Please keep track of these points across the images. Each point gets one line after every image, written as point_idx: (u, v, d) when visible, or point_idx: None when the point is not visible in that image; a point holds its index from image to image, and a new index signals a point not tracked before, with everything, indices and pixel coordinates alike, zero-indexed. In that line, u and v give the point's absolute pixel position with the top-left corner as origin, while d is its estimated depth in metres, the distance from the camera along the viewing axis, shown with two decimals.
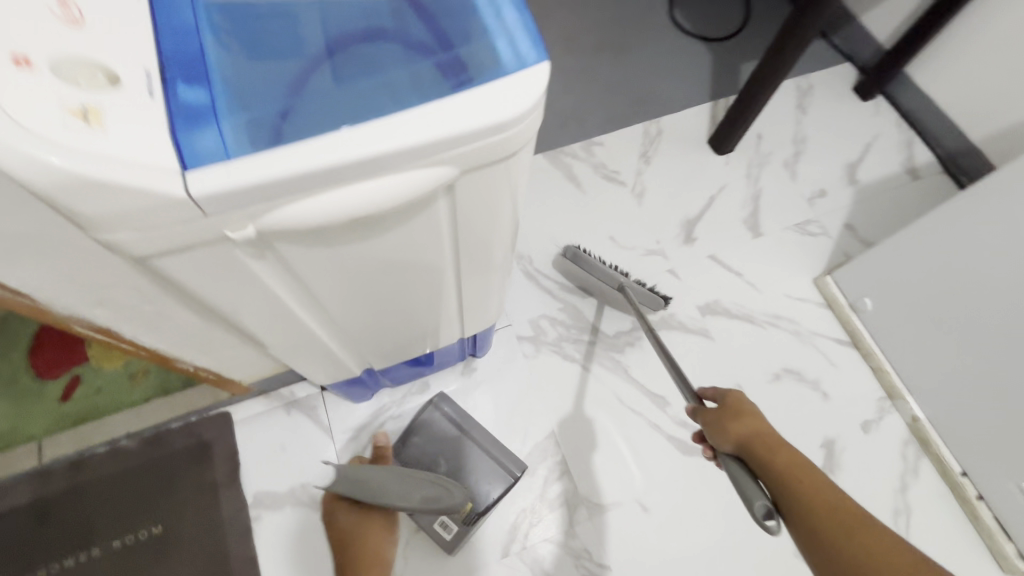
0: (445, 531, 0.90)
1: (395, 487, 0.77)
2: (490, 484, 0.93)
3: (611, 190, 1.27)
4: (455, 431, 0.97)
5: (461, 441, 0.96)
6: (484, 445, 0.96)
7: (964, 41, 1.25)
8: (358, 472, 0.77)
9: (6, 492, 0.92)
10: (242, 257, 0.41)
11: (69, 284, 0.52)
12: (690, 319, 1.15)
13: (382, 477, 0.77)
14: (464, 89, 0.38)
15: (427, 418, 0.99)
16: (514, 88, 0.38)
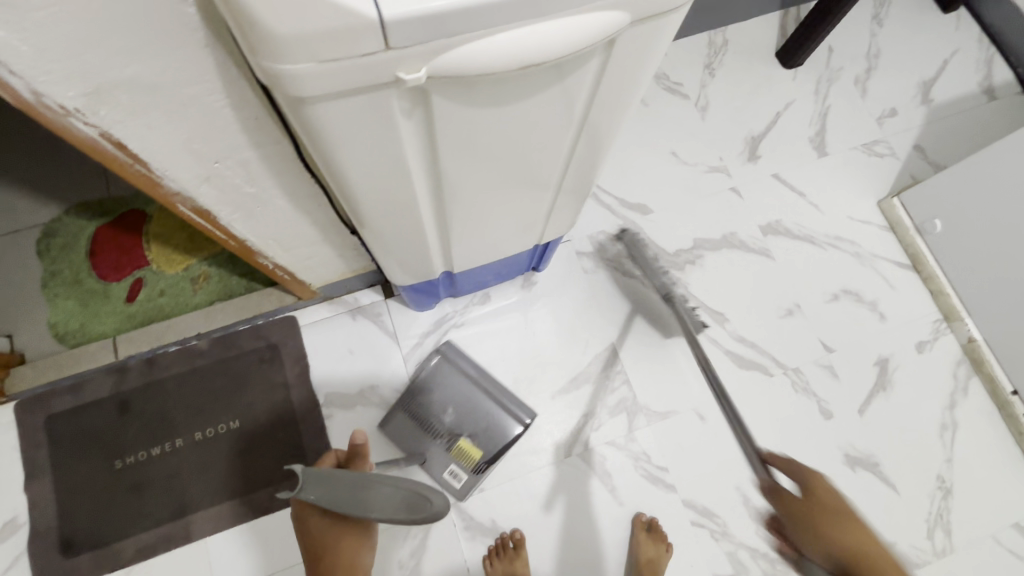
0: (455, 479, 0.93)
1: (380, 495, 0.64)
2: (500, 433, 0.95)
3: (673, 104, 1.22)
4: (465, 379, 0.97)
5: (471, 389, 0.97)
6: (495, 395, 0.97)
7: None
8: (329, 476, 0.60)
9: (89, 385, 0.95)
10: (398, 109, 0.39)
11: (185, 157, 0.50)
12: (751, 238, 1.14)
13: (361, 483, 0.62)
14: None
15: (437, 369, 0.98)
16: None
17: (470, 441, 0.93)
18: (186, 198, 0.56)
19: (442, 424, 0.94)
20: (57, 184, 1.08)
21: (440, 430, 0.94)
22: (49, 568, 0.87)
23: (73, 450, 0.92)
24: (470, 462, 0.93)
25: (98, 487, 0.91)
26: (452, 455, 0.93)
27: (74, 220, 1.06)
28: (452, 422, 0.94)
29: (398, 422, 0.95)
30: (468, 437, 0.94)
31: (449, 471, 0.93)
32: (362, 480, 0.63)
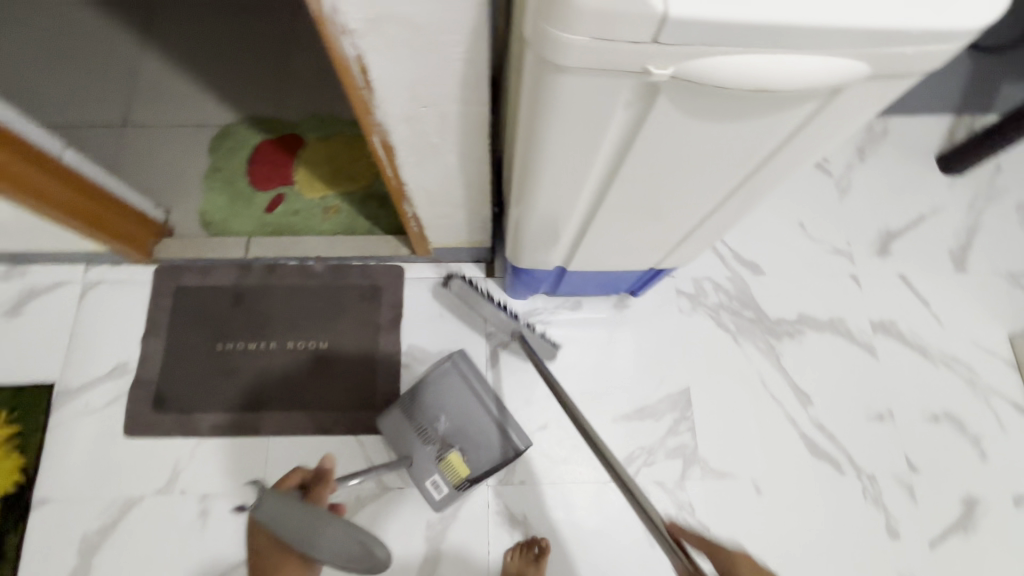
0: (435, 490, 0.93)
1: (329, 536, 0.61)
2: (492, 453, 0.95)
3: (814, 177, 1.20)
4: (467, 392, 0.96)
5: (470, 404, 0.96)
6: (493, 414, 0.96)
7: None
8: (283, 501, 0.61)
9: (216, 271, 1.06)
10: (624, 97, 0.42)
11: (402, 95, 0.56)
12: (859, 331, 1.09)
13: (315, 519, 0.61)
14: None
15: (441, 375, 0.97)
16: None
17: (460, 457, 0.93)
18: (382, 130, 0.63)
19: (436, 430, 0.94)
20: (242, 95, 1.22)
21: (434, 436, 0.94)
22: (140, 415, 0.97)
23: (187, 321, 1.03)
24: (455, 477, 0.93)
25: (197, 360, 1.00)
26: (439, 466, 0.93)
27: (245, 128, 1.20)
28: (447, 432, 0.94)
29: (393, 418, 0.94)
30: (459, 450, 0.94)
31: (431, 481, 0.93)
32: (314, 515, 0.61)
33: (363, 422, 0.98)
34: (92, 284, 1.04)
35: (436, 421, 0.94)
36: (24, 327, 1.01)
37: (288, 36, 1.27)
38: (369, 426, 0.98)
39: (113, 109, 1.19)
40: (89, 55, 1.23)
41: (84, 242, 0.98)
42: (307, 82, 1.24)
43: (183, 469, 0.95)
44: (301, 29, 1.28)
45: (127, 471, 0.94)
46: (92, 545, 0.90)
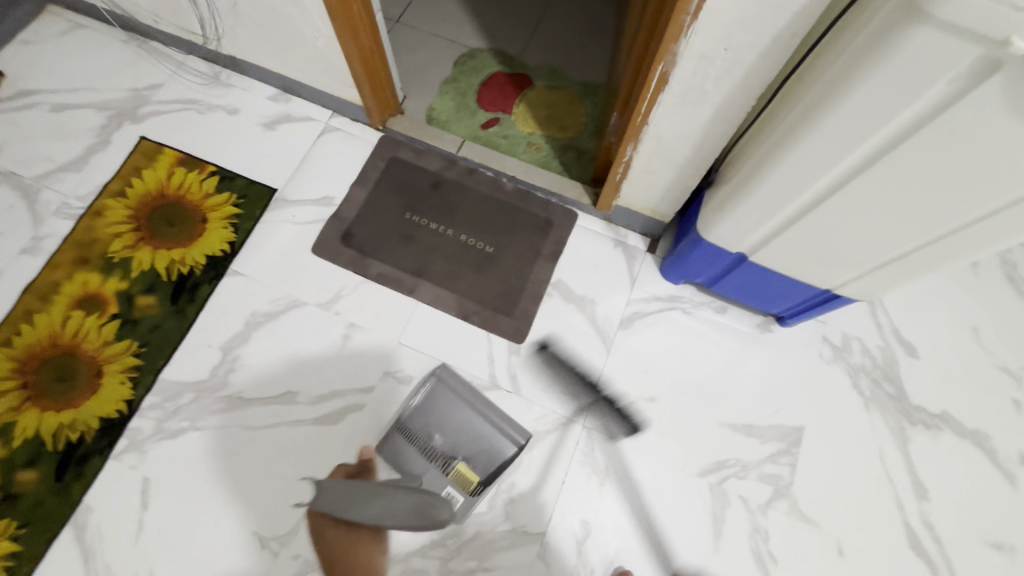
0: (451, 501, 0.90)
1: (387, 502, 0.74)
2: (500, 456, 0.92)
3: (1005, 290, 1.15)
4: (457, 400, 0.95)
5: (464, 414, 0.94)
6: (488, 415, 0.94)
7: None
8: (332, 488, 0.73)
9: (427, 156, 1.21)
10: (958, 69, 0.49)
11: (716, 32, 0.65)
12: (1004, 454, 1.02)
13: (372, 492, 0.74)
14: None
15: (425, 395, 0.96)
16: None
17: (466, 465, 0.91)
18: (672, 61, 0.71)
19: (435, 447, 0.93)
20: (496, 30, 1.39)
21: (435, 453, 0.93)
22: (328, 240, 1.12)
23: (389, 184, 1.18)
24: (467, 484, 0.91)
25: (387, 217, 1.15)
26: (448, 478, 0.90)
27: (489, 56, 1.36)
28: (445, 446, 0.93)
29: (392, 450, 0.95)
30: (459, 458, 0.92)
31: (445, 492, 0.90)
32: (365, 490, 0.74)
33: (497, 325, 1.07)
34: (330, 128, 1.23)
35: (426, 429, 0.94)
36: (270, 140, 1.21)
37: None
38: (501, 331, 1.07)
39: (394, 6, 1.41)
40: None
41: (347, 91, 1.16)
42: (552, 38, 1.39)
43: (344, 296, 1.08)
44: None
45: (302, 279, 1.09)
46: (254, 323, 1.05)
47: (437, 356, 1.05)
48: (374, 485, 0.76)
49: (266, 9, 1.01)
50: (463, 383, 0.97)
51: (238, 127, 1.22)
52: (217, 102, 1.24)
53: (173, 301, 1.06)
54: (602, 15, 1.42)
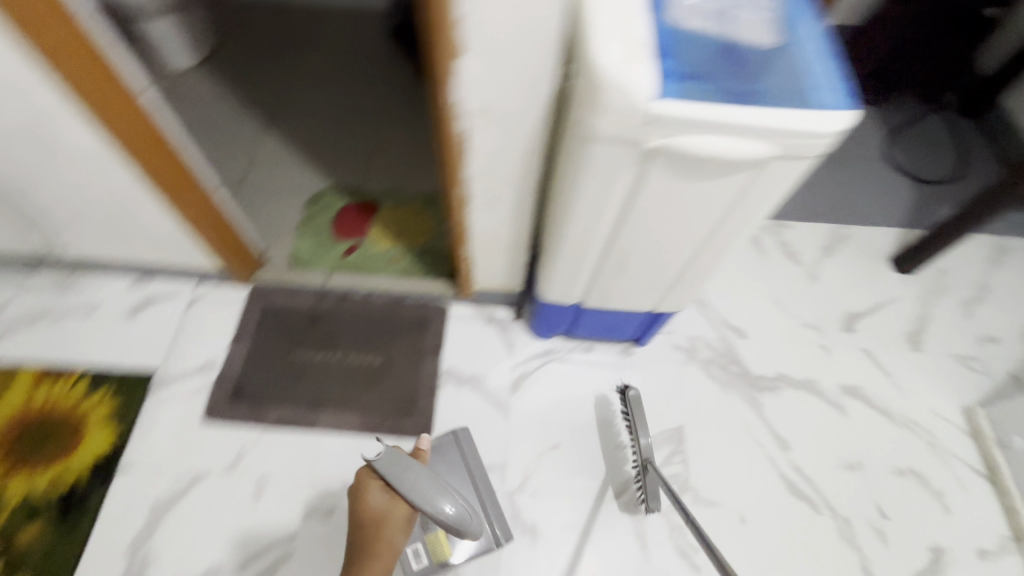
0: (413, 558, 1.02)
1: (431, 494, 0.85)
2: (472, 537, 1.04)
3: (789, 263, 1.47)
4: (463, 471, 1.09)
5: (468, 484, 1.09)
6: (483, 499, 1.07)
7: None
8: (394, 459, 0.86)
9: (298, 295, 1.31)
10: (631, 160, 0.70)
11: (486, 158, 0.85)
12: (830, 391, 1.27)
13: (425, 480, 0.86)
14: (808, 108, 0.65)
15: (445, 456, 1.10)
16: (832, 117, 0.65)
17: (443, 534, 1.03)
18: (463, 183, 0.91)
19: None
20: (335, 169, 1.57)
21: None
22: (219, 402, 1.15)
23: (268, 332, 1.25)
24: (436, 555, 1.02)
25: (272, 362, 1.21)
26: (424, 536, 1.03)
27: (333, 194, 1.52)
28: None
29: None
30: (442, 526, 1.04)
31: (413, 549, 1.03)
32: (424, 477, 0.86)
33: (403, 428, 1.15)
34: (197, 297, 1.28)
35: (645, 438, 1.02)
36: (138, 324, 1.24)
37: (376, 130, 1.65)
38: (407, 432, 1.15)
39: (234, 171, 1.54)
40: (224, 133, 1.61)
41: (206, 260, 1.24)
42: (387, 164, 1.59)
43: (248, 451, 1.11)
44: (387, 126, 1.66)
45: (201, 449, 1.10)
46: (159, 510, 1.04)
47: (355, 476, 1.10)
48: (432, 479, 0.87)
49: (108, 214, 1.09)
50: (479, 459, 1.11)
51: (100, 323, 1.23)
52: (73, 304, 1.25)
53: (60, 521, 1.02)
54: (424, 135, 1.66)
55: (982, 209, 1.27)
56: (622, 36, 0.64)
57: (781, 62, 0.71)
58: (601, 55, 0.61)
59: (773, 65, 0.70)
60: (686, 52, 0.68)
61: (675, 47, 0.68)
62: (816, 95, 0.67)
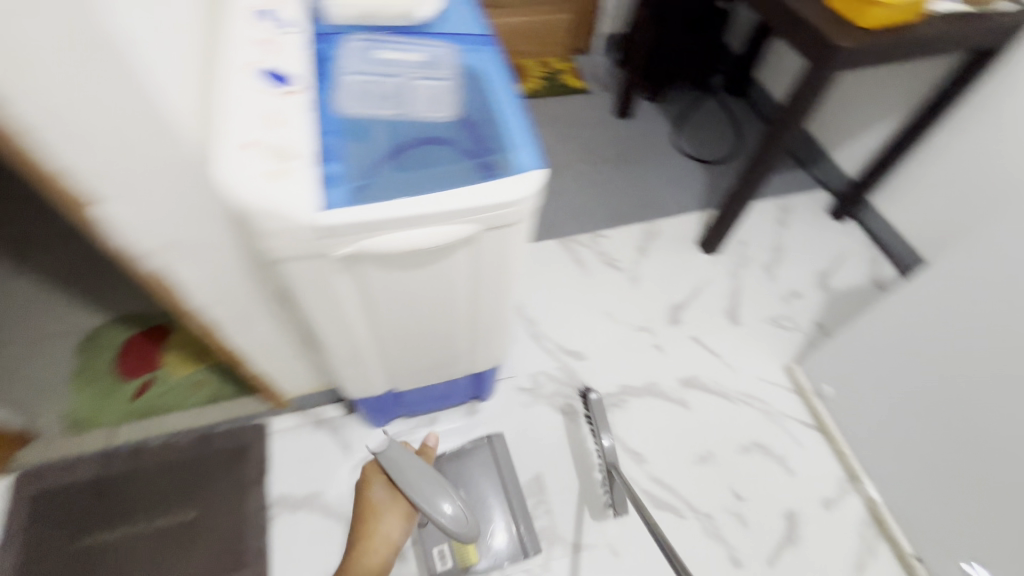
0: (439, 559, 1.06)
1: (427, 492, 0.82)
2: (503, 537, 1.09)
3: (610, 273, 1.52)
4: (495, 474, 1.15)
5: (496, 487, 1.14)
6: (511, 506, 1.12)
7: (927, 171, 1.46)
8: (397, 455, 0.85)
9: (77, 466, 1.10)
10: (336, 267, 0.64)
11: (205, 287, 0.75)
12: (671, 389, 1.31)
13: (422, 477, 0.83)
14: (493, 178, 0.63)
15: (473, 453, 1.17)
16: (520, 181, 0.63)
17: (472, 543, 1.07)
18: (195, 315, 0.80)
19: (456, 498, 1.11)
20: (111, 297, 1.36)
21: None
22: None
23: (45, 525, 1.04)
24: (463, 560, 1.06)
25: (55, 562, 1.01)
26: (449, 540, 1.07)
27: (112, 326, 1.31)
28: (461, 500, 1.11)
29: None
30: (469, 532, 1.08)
31: (439, 551, 1.07)
32: (425, 475, 0.84)
33: None
34: None
35: (606, 440, 1.02)
36: None
37: None
38: None
39: None
40: None
41: None
42: None
43: None
44: None
45: None
46: None
47: None
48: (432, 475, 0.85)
49: None
50: (509, 462, 1.17)
51: None
52: None
53: None
54: None
55: (744, 191, 1.38)
56: (268, 148, 0.57)
57: (464, 136, 0.70)
58: (240, 180, 0.55)
59: (456, 141, 0.70)
60: (358, 148, 0.64)
61: (344, 144, 0.64)
62: (504, 160, 0.66)
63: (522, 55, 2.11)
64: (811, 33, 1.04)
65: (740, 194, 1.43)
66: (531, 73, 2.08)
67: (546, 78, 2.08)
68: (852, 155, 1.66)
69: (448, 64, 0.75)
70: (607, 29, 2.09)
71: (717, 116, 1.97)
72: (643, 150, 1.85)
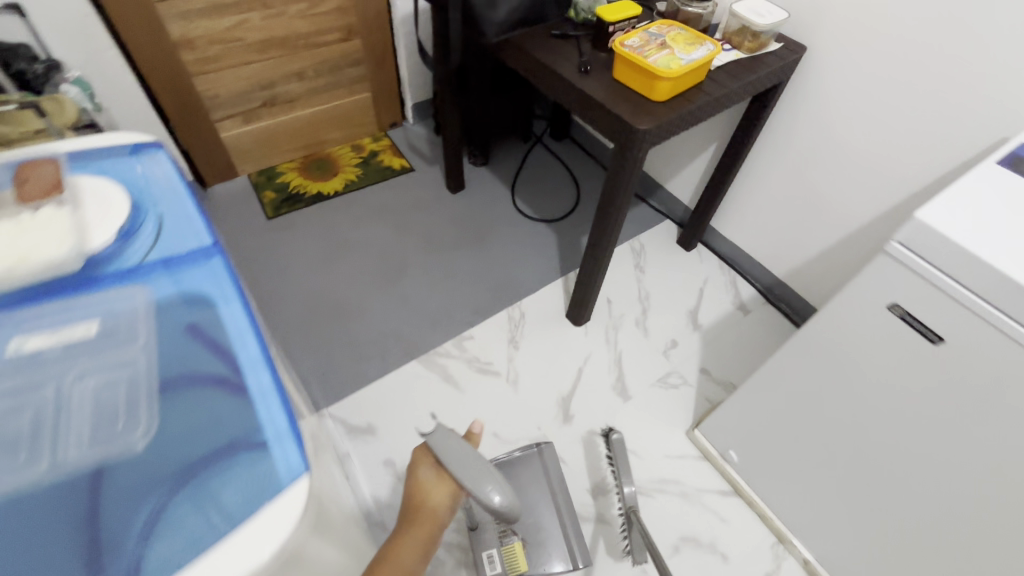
0: (488, 563, 1.05)
1: (481, 477, 0.65)
2: (553, 559, 1.07)
3: (486, 380, 1.35)
4: (543, 479, 1.14)
5: (546, 491, 1.13)
6: (562, 516, 1.11)
7: (750, 194, 1.48)
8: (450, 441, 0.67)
9: None
10: None
11: None
12: (583, 505, 1.18)
13: (472, 467, 0.65)
14: (220, 542, 0.35)
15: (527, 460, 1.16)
16: (269, 520, 0.35)
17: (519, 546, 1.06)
18: None
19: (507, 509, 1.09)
20: None
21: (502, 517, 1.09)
22: None
23: None
24: (512, 568, 1.04)
25: None
26: (500, 547, 1.06)
27: None
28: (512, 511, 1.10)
29: None
30: (520, 538, 1.07)
31: (487, 556, 1.06)
32: (474, 462, 0.66)
33: None
34: None
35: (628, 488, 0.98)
36: None
37: None
38: None
39: None
40: None
41: None
42: None
43: None
44: None
45: None
46: None
47: None
48: (480, 461, 0.66)
49: None
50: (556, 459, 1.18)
51: None
52: None
53: None
54: None
55: (592, 271, 1.26)
56: None
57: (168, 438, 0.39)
58: None
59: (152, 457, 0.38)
60: None
61: None
62: (237, 479, 0.37)
63: (328, 144, 1.86)
64: (610, 116, 0.95)
65: (590, 276, 1.30)
66: (345, 162, 1.85)
67: (362, 163, 1.85)
68: (682, 183, 1.66)
69: (132, 323, 0.45)
70: (412, 97, 1.92)
71: (550, 162, 1.90)
72: (486, 221, 1.71)
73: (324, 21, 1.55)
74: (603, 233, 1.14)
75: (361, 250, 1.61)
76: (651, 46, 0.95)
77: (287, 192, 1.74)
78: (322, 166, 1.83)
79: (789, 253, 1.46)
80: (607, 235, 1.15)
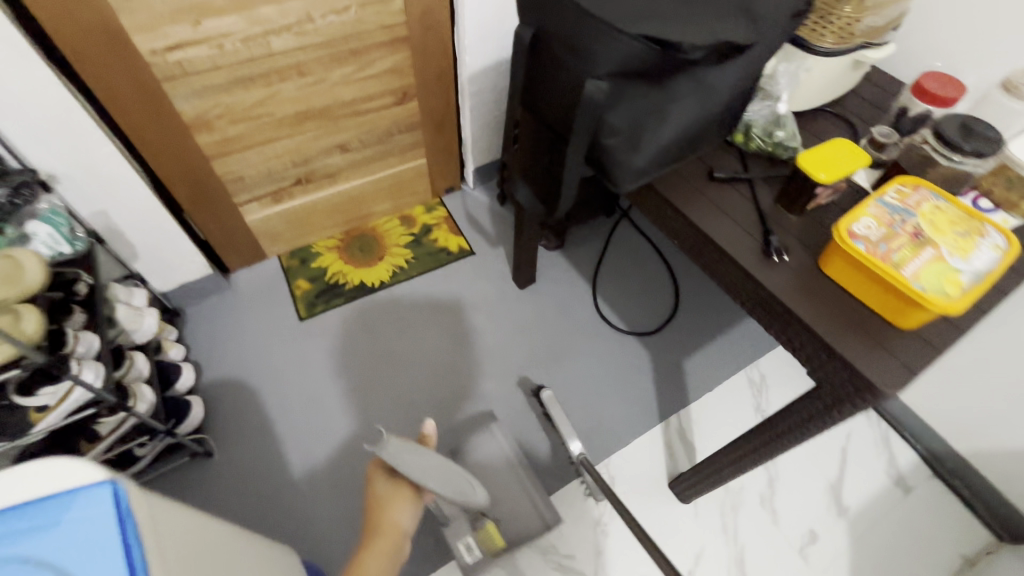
0: (468, 553, 1.02)
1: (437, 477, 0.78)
2: (526, 524, 1.07)
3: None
4: (501, 458, 1.13)
5: (506, 466, 1.13)
6: (530, 488, 1.10)
7: None
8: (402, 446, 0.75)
9: None
10: None
11: None
12: None
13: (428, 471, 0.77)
14: None
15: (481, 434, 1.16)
16: None
17: (494, 525, 1.03)
18: None
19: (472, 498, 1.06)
20: None
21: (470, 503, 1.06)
22: None
23: None
24: (491, 546, 1.03)
25: None
26: (475, 532, 1.03)
27: None
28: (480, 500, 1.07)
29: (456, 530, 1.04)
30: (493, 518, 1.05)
31: (463, 544, 1.03)
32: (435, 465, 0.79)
33: None
34: None
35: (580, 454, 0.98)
36: None
37: None
38: None
39: None
40: None
41: None
42: None
43: None
44: None
45: None
46: None
47: None
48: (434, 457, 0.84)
49: None
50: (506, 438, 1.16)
51: None
52: None
53: None
54: None
55: (723, 468, 0.91)
56: None
57: None
58: None
59: None
60: None
61: None
62: None
63: (372, 216, 1.56)
64: (827, 353, 0.61)
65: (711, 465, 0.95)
66: (392, 239, 1.54)
67: (413, 243, 1.54)
68: None
69: None
70: (475, 160, 1.58)
71: (640, 244, 1.53)
72: (563, 332, 1.38)
73: (375, 85, 1.22)
74: (751, 457, 0.80)
75: (409, 369, 1.32)
76: (901, 239, 0.58)
77: (327, 281, 1.45)
78: (365, 245, 1.52)
79: (987, 430, 1.06)
80: (750, 460, 0.81)
